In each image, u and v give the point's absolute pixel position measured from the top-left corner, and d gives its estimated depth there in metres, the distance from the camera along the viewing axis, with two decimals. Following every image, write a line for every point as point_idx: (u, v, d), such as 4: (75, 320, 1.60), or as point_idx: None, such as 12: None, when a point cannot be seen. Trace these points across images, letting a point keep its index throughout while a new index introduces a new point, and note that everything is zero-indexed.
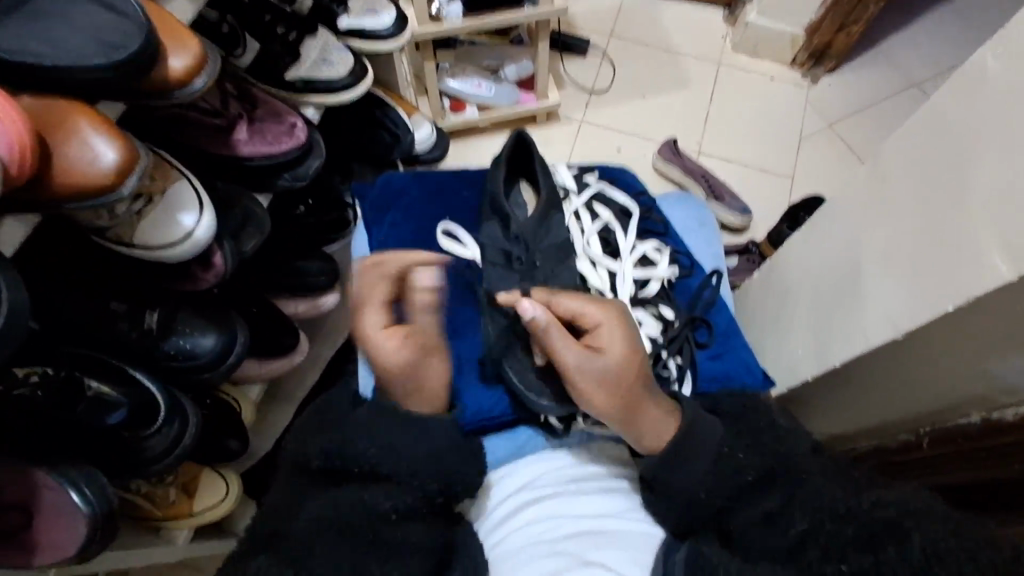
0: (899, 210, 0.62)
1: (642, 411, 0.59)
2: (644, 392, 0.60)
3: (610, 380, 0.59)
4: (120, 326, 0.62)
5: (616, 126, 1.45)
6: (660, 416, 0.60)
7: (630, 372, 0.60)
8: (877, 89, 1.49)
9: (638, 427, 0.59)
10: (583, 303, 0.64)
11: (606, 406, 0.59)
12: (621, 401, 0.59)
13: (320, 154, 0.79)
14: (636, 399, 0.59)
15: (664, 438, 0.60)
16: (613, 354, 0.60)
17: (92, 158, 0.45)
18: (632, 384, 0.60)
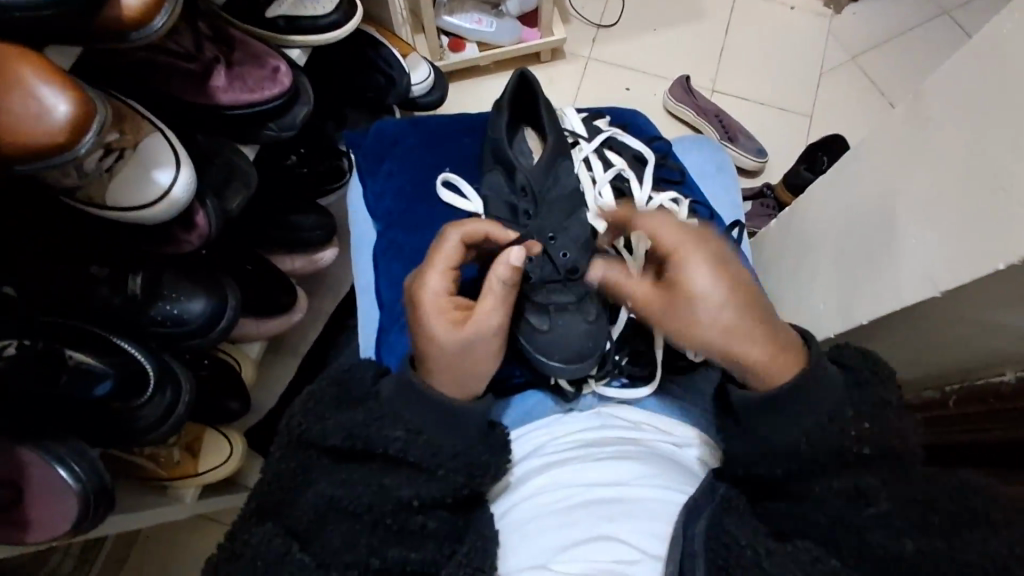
0: (944, 154, 0.56)
1: (740, 349, 0.53)
2: (744, 322, 0.53)
3: (700, 318, 0.54)
4: (102, 291, 0.59)
5: (625, 64, 1.36)
6: (768, 348, 0.52)
7: (719, 298, 0.54)
8: (905, 17, 1.38)
9: (741, 365, 0.53)
10: (658, 229, 0.58)
11: (705, 346, 0.55)
12: (718, 338, 0.54)
13: (308, 101, 0.73)
14: (729, 344, 0.54)
15: (777, 381, 0.52)
16: (690, 288, 0.54)
17: (42, 111, 0.40)
18: (706, 312, 0.54)
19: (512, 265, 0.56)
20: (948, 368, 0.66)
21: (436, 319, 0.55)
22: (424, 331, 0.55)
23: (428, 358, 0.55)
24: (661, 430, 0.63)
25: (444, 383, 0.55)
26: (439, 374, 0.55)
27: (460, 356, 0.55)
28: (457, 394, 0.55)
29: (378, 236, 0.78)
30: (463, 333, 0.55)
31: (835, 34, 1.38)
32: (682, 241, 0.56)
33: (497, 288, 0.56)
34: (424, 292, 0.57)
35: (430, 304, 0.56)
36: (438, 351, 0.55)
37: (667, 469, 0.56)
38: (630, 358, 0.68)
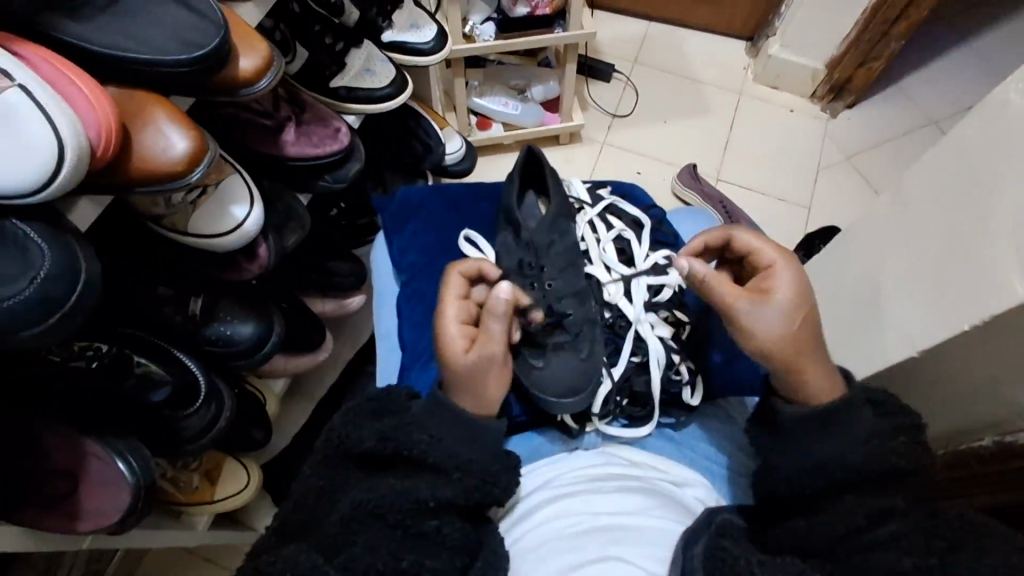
0: (921, 236, 0.64)
1: (808, 364, 0.57)
2: (814, 340, 0.58)
3: (784, 323, 0.58)
4: (166, 310, 0.66)
5: (638, 150, 1.48)
6: (824, 371, 0.58)
7: (801, 313, 0.58)
8: (895, 125, 1.52)
9: (800, 381, 0.57)
10: (767, 247, 0.64)
11: (777, 350, 0.57)
12: (793, 346, 0.57)
13: (359, 159, 0.83)
14: (802, 348, 0.57)
15: (820, 397, 0.57)
16: (784, 296, 0.59)
17: (166, 146, 0.49)
18: (795, 321, 0.58)
19: (501, 299, 0.62)
20: (934, 435, 0.71)
21: (451, 342, 0.62)
22: (442, 353, 0.62)
23: (449, 376, 0.61)
24: (659, 469, 0.67)
25: (468, 400, 0.61)
26: (462, 391, 0.61)
27: (473, 373, 0.60)
28: (480, 409, 0.61)
29: (401, 286, 0.84)
30: (474, 353, 0.61)
31: (830, 135, 1.51)
32: (783, 257, 0.63)
33: (489, 316, 0.63)
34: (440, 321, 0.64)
35: (447, 329, 0.63)
36: (455, 369, 0.60)
37: (664, 503, 0.61)
38: (628, 400, 0.71)
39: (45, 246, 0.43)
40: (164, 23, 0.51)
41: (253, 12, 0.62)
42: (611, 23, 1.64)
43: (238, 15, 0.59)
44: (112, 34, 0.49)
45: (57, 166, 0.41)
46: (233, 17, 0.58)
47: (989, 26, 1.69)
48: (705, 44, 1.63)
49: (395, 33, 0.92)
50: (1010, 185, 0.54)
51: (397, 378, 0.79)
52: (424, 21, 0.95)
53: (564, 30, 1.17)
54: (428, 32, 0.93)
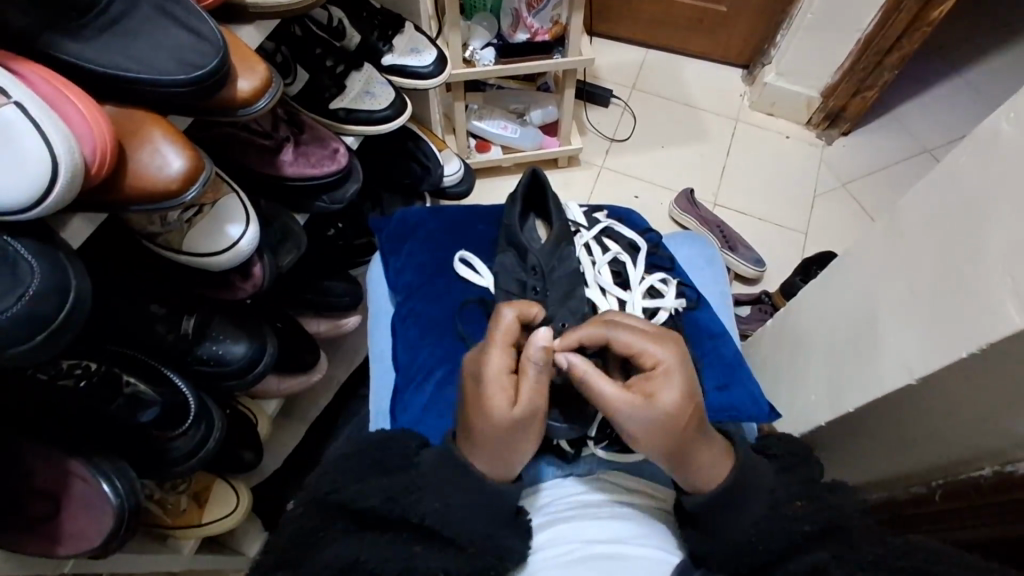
0: (916, 265, 0.64)
1: (692, 460, 0.57)
2: (692, 438, 0.56)
3: (659, 429, 0.55)
4: (158, 329, 0.65)
5: (635, 174, 1.50)
6: (709, 460, 0.57)
7: (685, 418, 0.56)
8: (889, 152, 1.53)
9: (689, 472, 0.57)
10: (651, 347, 0.60)
11: (657, 454, 0.56)
12: (673, 448, 0.55)
13: (357, 179, 0.84)
14: (688, 445, 0.56)
15: (717, 479, 0.58)
16: (662, 402, 0.55)
17: (162, 164, 0.49)
18: (665, 426, 0.55)
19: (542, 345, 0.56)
20: (933, 464, 0.70)
21: (496, 397, 0.56)
22: (481, 406, 0.56)
23: (480, 434, 0.56)
24: (648, 496, 0.67)
25: (482, 460, 0.57)
26: (480, 453, 0.57)
27: (509, 437, 0.56)
28: (498, 476, 0.58)
29: (397, 306, 0.83)
30: (519, 414, 0.56)
31: (826, 162, 1.52)
32: (662, 355, 0.59)
33: (535, 369, 0.57)
34: (486, 367, 0.58)
35: (492, 379, 0.57)
36: (492, 428, 0.56)
37: (658, 533, 0.60)
38: None
39: (37, 264, 0.42)
40: (165, 45, 0.51)
41: (253, 34, 0.62)
42: (609, 50, 1.67)
43: (237, 36, 0.59)
44: (114, 57, 0.49)
45: (50, 184, 0.40)
46: (232, 38, 0.58)
47: (980, 58, 1.72)
48: (702, 71, 1.65)
49: (396, 57, 0.92)
50: (1000, 215, 0.55)
51: (391, 400, 0.78)
52: (425, 45, 0.95)
53: (562, 55, 1.18)
54: (427, 55, 0.94)
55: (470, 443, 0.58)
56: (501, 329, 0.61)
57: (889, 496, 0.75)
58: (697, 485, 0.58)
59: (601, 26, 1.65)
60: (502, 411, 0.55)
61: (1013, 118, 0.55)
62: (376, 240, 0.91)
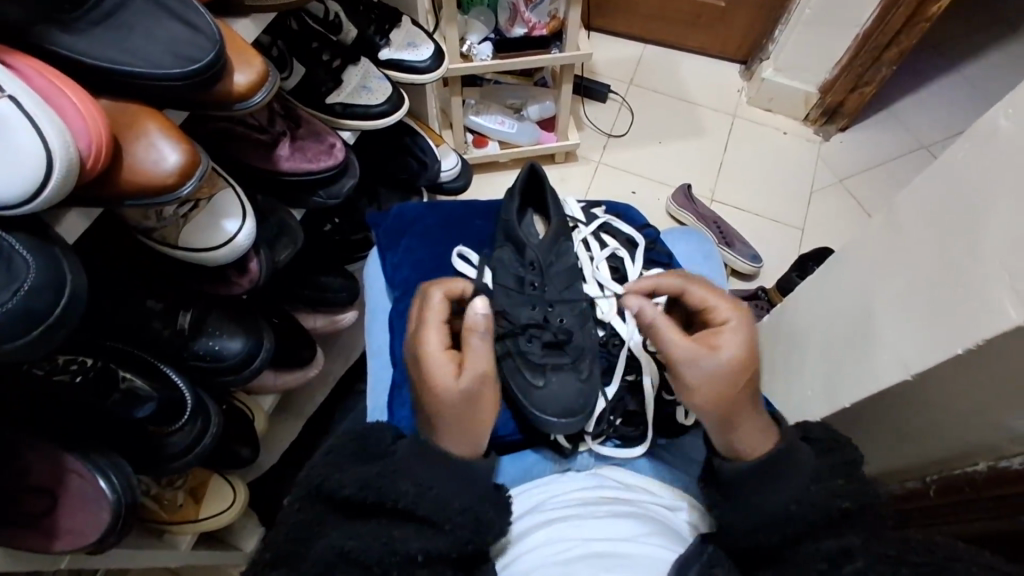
0: (913, 262, 0.64)
1: (740, 420, 0.60)
2: (744, 398, 0.60)
3: (716, 377, 0.60)
4: (154, 325, 0.64)
5: (633, 170, 1.49)
6: (756, 426, 0.60)
7: (743, 374, 0.61)
8: (887, 149, 1.53)
9: (732, 434, 0.60)
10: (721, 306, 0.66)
11: (710, 404, 0.60)
12: (728, 399, 0.60)
13: (354, 174, 0.83)
14: (738, 401, 0.60)
15: (757, 449, 0.59)
16: (724, 352, 0.61)
17: (158, 159, 0.49)
18: (722, 375, 0.60)
19: (480, 315, 0.63)
20: (929, 460, 0.70)
21: (441, 371, 0.61)
22: (430, 383, 0.61)
23: (440, 410, 0.60)
24: (649, 491, 0.66)
25: (451, 438, 0.60)
26: (447, 430, 0.60)
27: (464, 405, 0.60)
28: (471, 451, 0.60)
29: (395, 301, 0.83)
30: (466, 381, 0.60)
31: (823, 158, 1.52)
32: (730, 317, 0.65)
33: (476, 338, 0.63)
34: (425, 347, 0.63)
35: (434, 357, 0.62)
36: (445, 400, 0.60)
37: (656, 529, 0.60)
38: (622, 419, 0.72)
39: (32, 259, 0.42)
40: (161, 38, 0.51)
41: (250, 28, 0.62)
42: (607, 45, 1.66)
43: (233, 30, 0.59)
44: (108, 49, 0.49)
45: (45, 177, 0.40)
46: (228, 31, 0.58)
47: (977, 54, 1.72)
48: (700, 66, 1.65)
49: (393, 51, 0.92)
50: (997, 211, 0.55)
51: (388, 396, 0.78)
52: (422, 39, 0.94)
53: (560, 51, 1.18)
54: (424, 49, 0.93)
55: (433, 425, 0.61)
56: (431, 313, 0.66)
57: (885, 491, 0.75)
58: (735, 450, 0.60)
59: (599, 21, 1.65)
60: (450, 381, 0.60)
61: (1011, 114, 0.55)
62: (374, 235, 0.91)
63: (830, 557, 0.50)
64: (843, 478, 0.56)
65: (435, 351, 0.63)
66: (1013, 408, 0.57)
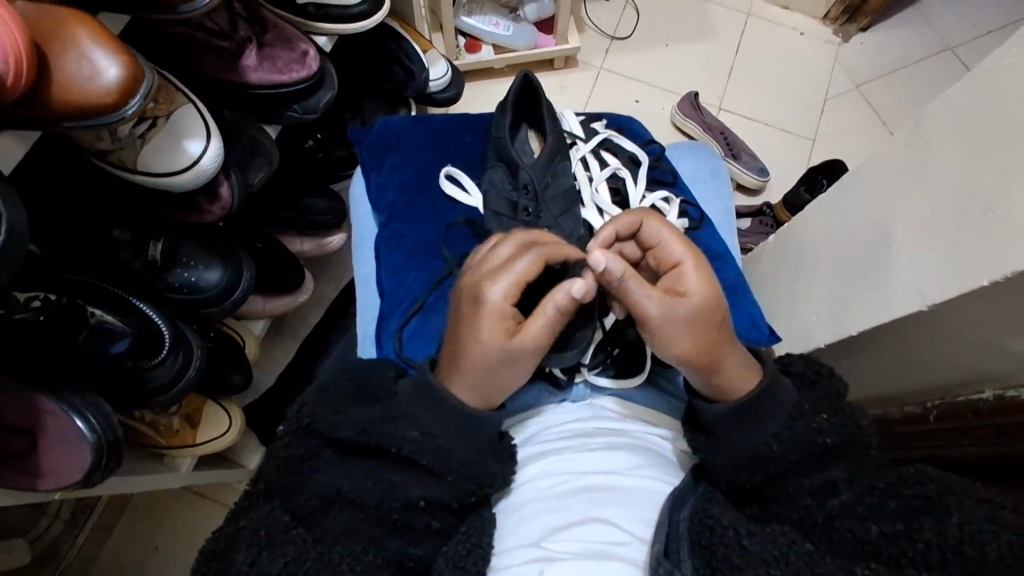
0: (937, 176, 0.60)
1: (722, 362, 0.56)
2: (723, 339, 0.56)
3: (696, 324, 0.55)
4: (124, 254, 0.61)
5: (637, 77, 1.39)
6: (740, 365, 0.57)
7: (718, 316, 0.56)
8: (908, 50, 1.42)
9: (719, 376, 0.57)
10: (674, 244, 0.59)
11: (692, 357, 0.56)
12: (704, 352, 0.55)
13: (331, 86, 0.76)
14: (720, 348, 0.56)
15: (745, 386, 0.57)
16: (697, 297, 0.56)
17: (93, 72, 0.43)
18: (700, 322, 0.56)
19: (572, 293, 0.56)
20: (931, 384, 0.68)
21: (484, 326, 0.56)
22: (475, 336, 0.55)
23: (467, 362, 0.56)
24: (645, 421, 0.65)
25: (464, 390, 0.57)
26: (466, 383, 0.57)
27: (498, 368, 0.56)
28: (479, 403, 0.58)
29: (380, 227, 0.78)
30: (512, 346, 0.55)
31: (839, 62, 1.41)
32: (683, 253, 0.59)
33: (551, 310, 0.56)
34: (486, 297, 0.56)
35: (490, 312, 0.56)
36: (481, 361, 0.55)
37: (654, 460, 0.59)
38: (619, 350, 0.70)
39: None
40: None
41: None
42: None
43: None
44: None
45: None
46: None
47: None
48: None
49: None
50: None
51: (376, 325, 0.75)
52: None
53: None
54: None
55: (445, 373, 0.58)
56: (519, 270, 0.57)
57: (880, 414, 0.74)
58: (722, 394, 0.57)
59: None
60: (495, 342, 0.55)
61: None
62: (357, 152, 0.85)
63: (817, 489, 0.53)
64: (841, 412, 0.56)
65: (490, 313, 0.56)
66: (1007, 327, 0.54)
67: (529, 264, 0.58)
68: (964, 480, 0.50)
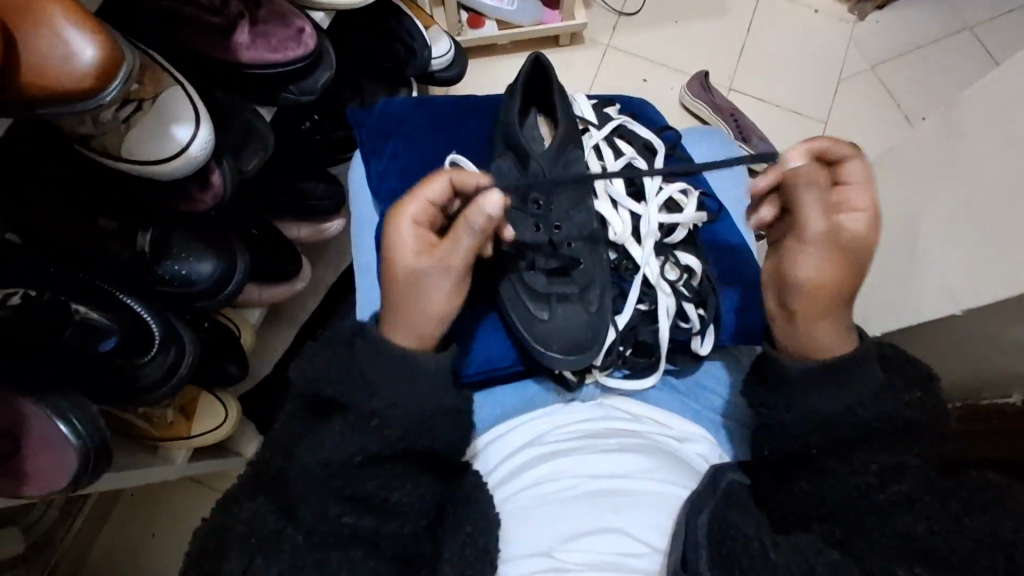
0: (978, 167, 0.56)
1: (821, 321, 0.54)
2: (837, 302, 0.53)
3: (816, 274, 0.53)
4: (112, 246, 0.58)
5: (644, 55, 1.34)
6: (838, 333, 0.54)
7: (843, 281, 0.53)
8: (926, 29, 1.37)
9: (808, 330, 0.54)
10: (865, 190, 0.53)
11: (792, 301, 0.54)
12: (803, 302, 0.54)
13: (330, 65, 0.72)
14: (822, 308, 0.54)
15: (831, 352, 0.54)
16: (832, 251, 0.53)
17: (67, 55, 0.39)
18: (859, 265, 0.53)
19: (483, 211, 0.52)
20: (953, 383, 0.64)
21: (405, 245, 0.55)
22: (389, 261, 0.55)
23: (387, 292, 0.56)
24: (657, 422, 0.64)
25: (391, 330, 0.55)
26: (391, 319, 0.55)
27: (413, 291, 0.54)
28: (417, 342, 0.55)
29: (382, 216, 0.74)
30: (417, 263, 0.54)
31: (854, 41, 1.36)
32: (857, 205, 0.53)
33: (466, 232, 0.53)
34: (393, 219, 0.56)
35: (397, 233, 0.56)
36: (394, 284, 0.55)
37: (670, 465, 0.57)
38: (631, 349, 0.67)
39: None
40: None
41: None
42: None
43: None
44: None
45: None
46: None
47: None
48: None
49: None
50: None
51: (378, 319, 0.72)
52: None
53: None
54: None
55: (382, 302, 0.57)
56: (424, 188, 0.56)
57: None
58: (806, 355, 0.55)
59: None
60: (407, 261, 0.55)
61: None
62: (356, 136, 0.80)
63: None
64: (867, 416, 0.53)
65: (398, 236, 0.55)
66: None
67: (437, 186, 0.56)
68: (999, 490, 0.48)
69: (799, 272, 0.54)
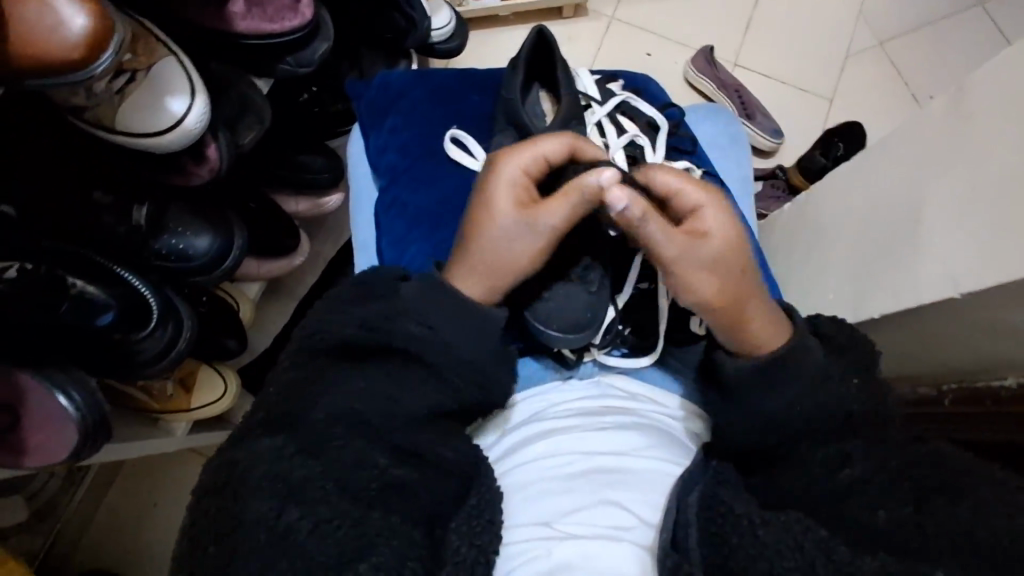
0: (987, 149, 0.55)
1: (748, 315, 0.56)
2: (746, 290, 0.56)
3: (713, 267, 0.55)
4: (107, 221, 0.58)
5: (649, 28, 1.31)
6: (765, 320, 0.56)
7: (738, 260, 0.56)
8: (936, 4, 1.34)
9: (737, 330, 0.56)
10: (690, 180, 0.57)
11: (708, 305, 0.56)
12: (718, 303, 0.55)
13: (327, 37, 0.71)
14: (740, 304, 0.55)
15: (770, 340, 0.56)
16: (716, 237, 0.55)
17: (56, 24, 0.38)
18: (730, 258, 0.56)
19: (598, 182, 0.52)
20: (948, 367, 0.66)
21: (505, 199, 0.57)
22: (484, 208, 0.58)
23: (470, 240, 0.58)
24: (655, 401, 0.63)
25: (461, 275, 0.58)
26: (463, 267, 0.58)
27: (501, 243, 0.57)
28: (481, 291, 0.57)
29: (381, 192, 0.74)
30: (523, 217, 0.56)
31: (863, 16, 1.33)
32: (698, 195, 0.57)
33: (576, 197, 0.54)
34: (501, 170, 0.58)
35: (506, 183, 0.58)
36: (482, 232, 0.57)
37: (664, 442, 0.58)
38: (630, 329, 0.67)
39: None
40: None
41: None
42: None
43: None
44: None
45: None
46: None
47: None
48: None
49: None
50: None
51: None
52: None
53: None
54: None
55: (458, 252, 0.59)
56: (543, 144, 0.58)
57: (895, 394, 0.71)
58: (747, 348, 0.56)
59: None
60: (508, 213, 0.57)
61: None
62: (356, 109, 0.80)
63: None
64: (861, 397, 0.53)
65: (495, 187, 0.58)
66: None
67: (558, 149, 0.59)
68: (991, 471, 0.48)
69: (700, 286, 0.55)
